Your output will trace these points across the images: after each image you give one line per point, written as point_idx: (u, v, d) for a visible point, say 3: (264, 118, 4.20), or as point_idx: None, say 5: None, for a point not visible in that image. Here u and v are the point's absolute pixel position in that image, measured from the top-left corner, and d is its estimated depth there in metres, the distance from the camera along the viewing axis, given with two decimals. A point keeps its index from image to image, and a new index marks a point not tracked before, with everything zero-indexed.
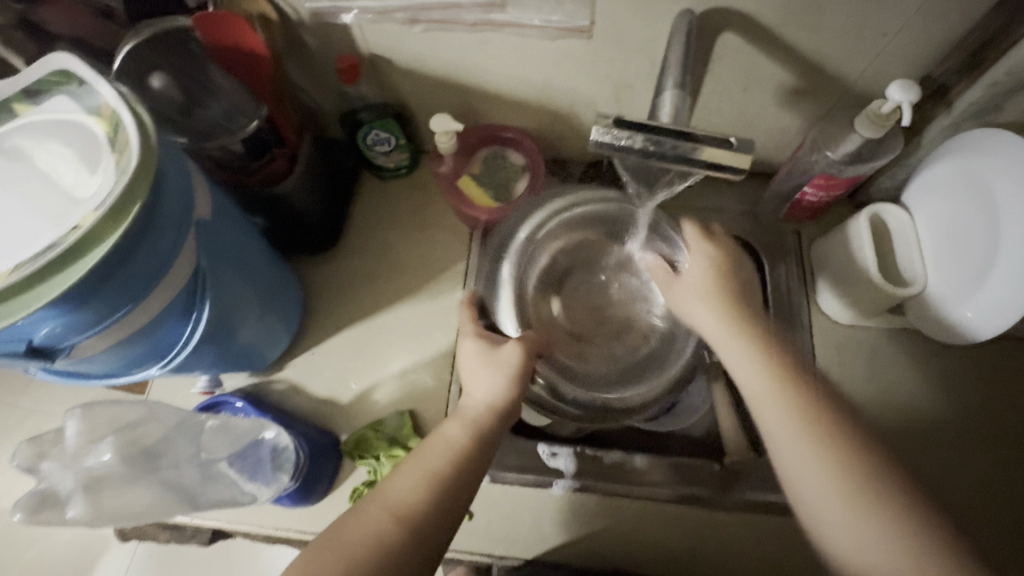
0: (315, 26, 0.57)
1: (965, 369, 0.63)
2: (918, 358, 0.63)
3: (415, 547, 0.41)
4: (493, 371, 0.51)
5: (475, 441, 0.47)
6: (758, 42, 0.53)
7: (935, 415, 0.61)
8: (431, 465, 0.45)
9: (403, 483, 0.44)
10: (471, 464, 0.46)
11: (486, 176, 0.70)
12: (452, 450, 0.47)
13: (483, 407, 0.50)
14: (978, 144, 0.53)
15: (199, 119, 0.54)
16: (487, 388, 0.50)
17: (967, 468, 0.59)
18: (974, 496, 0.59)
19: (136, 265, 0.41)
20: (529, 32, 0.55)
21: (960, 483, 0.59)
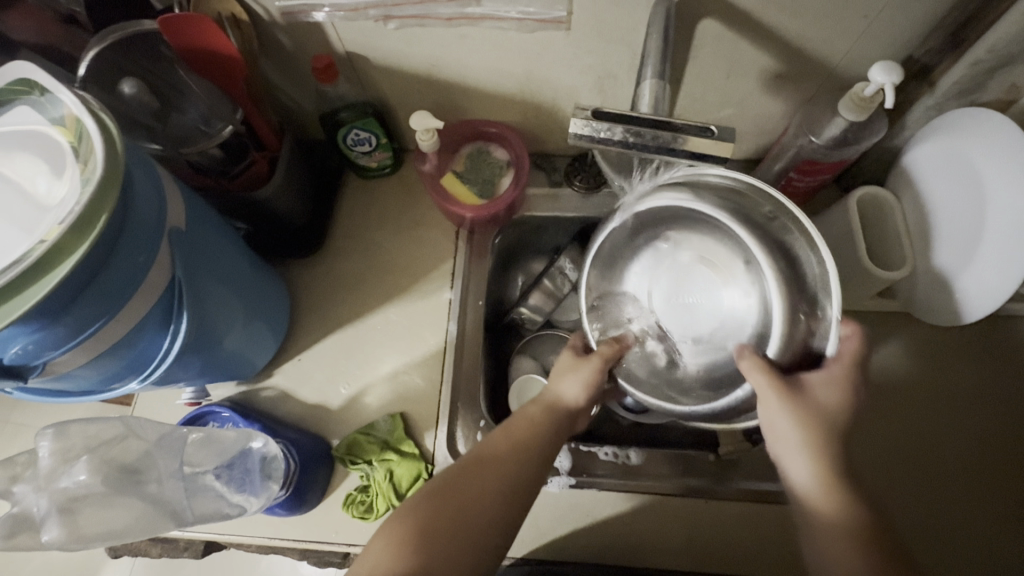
0: (287, 25, 0.55)
1: (957, 344, 0.63)
2: (910, 330, 0.64)
3: (506, 504, 0.44)
4: (575, 375, 0.50)
5: (553, 426, 0.49)
6: (738, 28, 0.53)
7: (928, 391, 0.61)
8: (517, 436, 0.48)
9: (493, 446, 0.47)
10: (548, 440, 0.48)
11: (470, 173, 0.69)
12: (530, 432, 0.48)
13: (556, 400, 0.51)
14: (963, 125, 0.52)
15: (174, 126, 0.54)
16: (574, 384, 0.50)
17: (963, 444, 0.59)
18: (973, 469, 0.58)
19: (106, 278, 0.40)
20: (507, 25, 0.53)
21: (957, 458, 0.58)
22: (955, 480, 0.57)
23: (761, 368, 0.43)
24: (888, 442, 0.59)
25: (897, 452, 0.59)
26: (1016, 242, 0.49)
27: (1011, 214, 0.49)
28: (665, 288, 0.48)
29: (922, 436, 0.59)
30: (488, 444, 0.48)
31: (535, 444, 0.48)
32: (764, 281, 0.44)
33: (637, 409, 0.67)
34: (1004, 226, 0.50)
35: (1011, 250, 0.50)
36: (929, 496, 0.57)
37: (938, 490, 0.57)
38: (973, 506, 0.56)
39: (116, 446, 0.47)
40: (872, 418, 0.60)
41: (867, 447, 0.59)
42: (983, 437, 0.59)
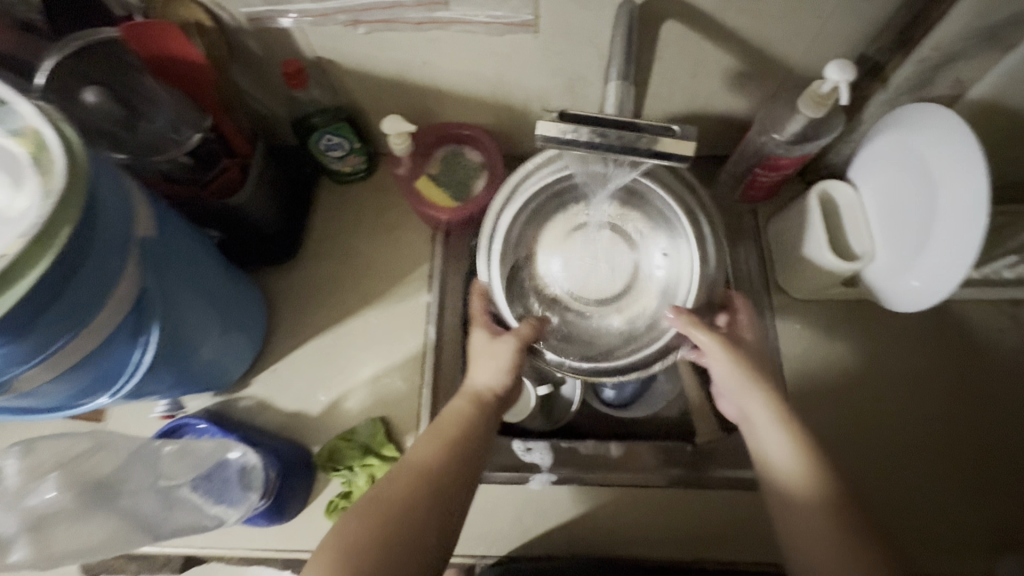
0: (254, 32, 0.55)
1: (918, 332, 0.66)
2: (883, 323, 0.66)
3: (439, 514, 0.44)
4: (494, 361, 0.52)
5: (480, 419, 0.50)
6: (700, 29, 0.54)
7: (888, 375, 0.65)
8: (444, 436, 0.48)
9: (422, 452, 0.47)
10: (478, 431, 0.49)
11: (445, 175, 0.69)
12: (460, 430, 0.49)
13: (486, 389, 0.52)
14: (910, 119, 0.55)
15: (141, 134, 0.53)
16: (496, 373, 0.52)
17: (916, 424, 0.63)
18: (924, 448, 0.62)
19: (74, 294, 0.39)
20: (476, 29, 0.54)
21: (917, 437, 0.62)
22: (921, 467, 0.61)
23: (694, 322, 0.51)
24: (845, 422, 0.63)
25: (869, 443, 0.62)
26: (959, 227, 0.51)
27: (952, 201, 0.52)
28: (588, 250, 0.60)
29: (892, 426, 0.63)
30: (417, 445, 0.48)
31: (466, 441, 0.48)
32: (671, 266, 0.58)
33: (616, 402, 0.70)
34: (948, 216, 0.52)
35: (955, 237, 0.52)
36: (879, 471, 0.61)
37: (887, 466, 0.61)
38: (923, 479, 0.61)
39: (88, 461, 0.46)
40: (832, 398, 0.64)
41: (825, 425, 0.63)
42: (936, 419, 0.63)
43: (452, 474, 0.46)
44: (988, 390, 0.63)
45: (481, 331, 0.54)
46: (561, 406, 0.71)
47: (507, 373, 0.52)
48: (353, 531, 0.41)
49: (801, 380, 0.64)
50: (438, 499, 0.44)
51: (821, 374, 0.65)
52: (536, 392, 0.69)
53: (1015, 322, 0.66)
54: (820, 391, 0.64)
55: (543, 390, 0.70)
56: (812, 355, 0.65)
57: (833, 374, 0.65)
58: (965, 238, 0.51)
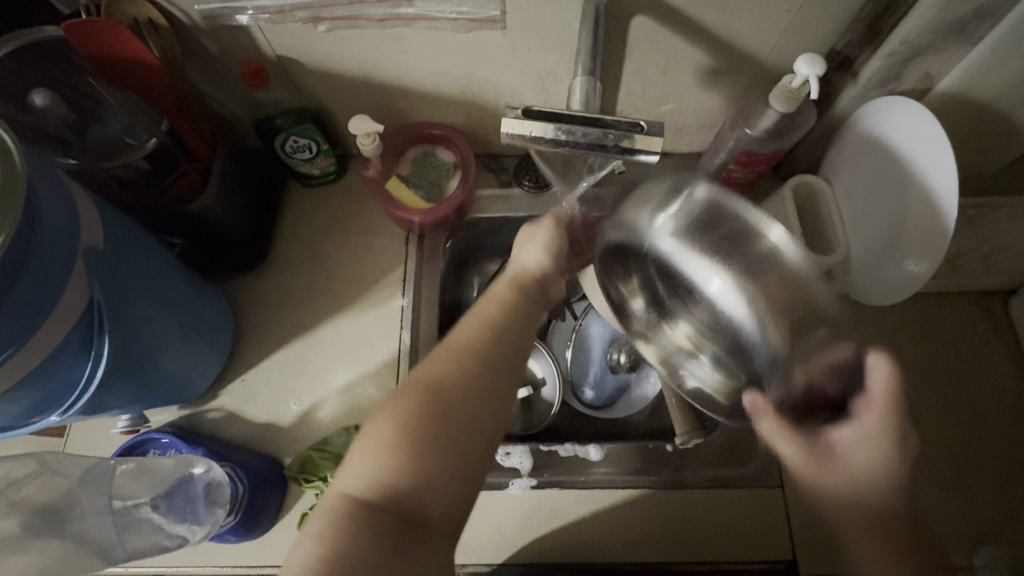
0: (210, 30, 0.53)
1: (896, 327, 0.66)
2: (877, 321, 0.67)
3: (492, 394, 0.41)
4: (537, 245, 0.52)
5: (523, 298, 0.48)
6: (669, 25, 0.53)
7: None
8: (488, 316, 0.46)
9: (468, 331, 0.44)
10: (519, 315, 0.47)
11: (415, 177, 0.67)
12: (503, 310, 0.47)
13: (524, 271, 0.51)
14: (877, 112, 0.55)
15: (93, 139, 0.51)
16: (542, 252, 0.52)
17: (902, 415, 0.63)
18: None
19: (11, 307, 0.37)
20: (441, 25, 0.53)
21: (918, 439, 0.62)
22: (926, 471, 0.60)
23: (778, 428, 0.42)
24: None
25: None
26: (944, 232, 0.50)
27: (929, 191, 0.52)
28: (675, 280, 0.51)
29: None
30: (461, 323, 0.46)
31: (514, 311, 0.47)
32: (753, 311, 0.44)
33: (597, 403, 0.71)
34: (924, 210, 0.52)
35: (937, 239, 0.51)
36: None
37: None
38: (927, 482, 0.60)
39: (30, 484, 0.44)
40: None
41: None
42: (921, 411, 0.63)
43: (505, 339, 0.44)
44: (968, 384, 0.64)
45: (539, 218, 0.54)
46: (542, 408, 0.70)
47: (551, 250, 0.52)
48: (413, 399, 0.39)
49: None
50: (493, 361, 0.43)
51: None
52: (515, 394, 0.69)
53: (988, 315, 0.66)
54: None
55: (524, 393, 0.69)
56: None
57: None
58: (941, 229, 0.51)
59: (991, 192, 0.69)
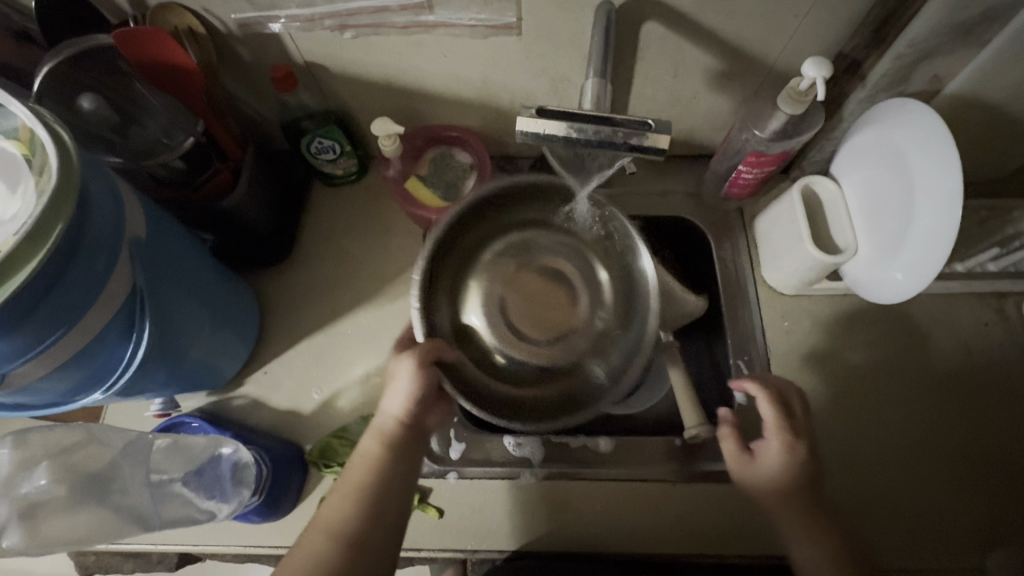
0: (245, 38, 0.57)
1: (903, 335, 0.66)
2: (888, 327, 0.67)
3: (360, 557, 0.48)
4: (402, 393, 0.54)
5: (396, 453, 0.53)
6: (679, 29, 0.55)
7: (877, 376, 0.65)
8: (353, 479, 0.51)
9: (334, 503, 0.50)
10: (387, 466, 0.52)
11: (434, 177, 0.70)
12: (367, 470, 0.51)
13: (390, 419, 0.54)
14: (885, 114, 0.56)
15: (134, 140, 0.55)
16: (401, 401, 0.54)
17: (910, 422, 0.63)
18: (920, 448, 0.62)
19: (64, 290, 0.40)
20: (459, 31, 0.56)
21: (928, 446, 0.62)
22: (933, 478, 0.60)
23: (730, 439, 0.55)
24: (832, 425, 0.63)
25: (880, 453, 0.62)
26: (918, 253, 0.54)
27: (933, 198, 0.52)
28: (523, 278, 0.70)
29: (904, 435, 0.62)
30: (330, 497, 0.51)
31: (387, 468, 0.52)
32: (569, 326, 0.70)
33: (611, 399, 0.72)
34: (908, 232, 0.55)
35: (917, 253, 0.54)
36: (870, 474, 0.61)
37: (877, 467, 0.61)
38: (937, 489, 0.60)
39: (79, 453, 0.47)
40: (822, 408, 0.64)
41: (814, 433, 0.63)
42: (928, 418, 0.63)
43: (369, 505, 0.50)
44: (976, 391, 0.64)
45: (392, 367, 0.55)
46: None
47: (414, 394, 0.54)
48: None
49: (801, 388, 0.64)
50: (360, 528, 0.49)
51: (818, 371, 0.65)
52: None
53: (1003, 317, 0.66)
54: (810, 392, 0.64)
55: None
56: (807, 357, 0.66)
57: (824, 381, 0.65)
58: (942, 232, 0.51)
59: (1003, 194, 0.69)
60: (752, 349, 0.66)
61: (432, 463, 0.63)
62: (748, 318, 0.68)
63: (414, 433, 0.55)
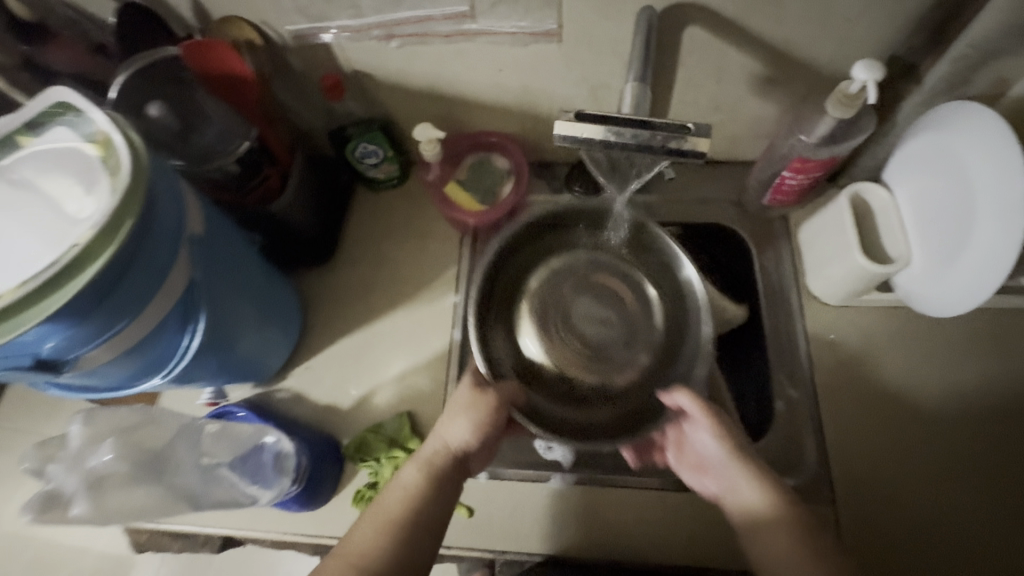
0: (299, 48, 0.60)
1: (969, 366, 0.61)
2: (934, 333, 0.63)
3: None
4: (466, 420, 0.54)
5: (427, 498, 0.51)
6: (723, 34, 0.55)
7: (917, 381, 0.62)
8: (386, 511, 0.50)
9: (361, 532, 0.49)
10: (423, 505, 0.51)
11: (472, 181, 0.71)
12: (403, 504, 0.50)
13: (442, 448, 0.54)
14: (941, 119, 0.54)
15: (194, 145, 0.58)
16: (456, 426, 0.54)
17: (948, 433, 0.59)
18: (957, 461, 0.58)
19: (133, 281, 0.44)
20: (502, 39, 0.57)
21: (964, 459, 0.58)
22: (965, 493, 0.57)
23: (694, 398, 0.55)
24: (873, 443, 0.60)
25: (910, 458, 0.59)
26: (988, 254, 0.50)
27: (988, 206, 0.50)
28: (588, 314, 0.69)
29: (938, 445, 0.59)
30: (362, 523, 0.50)
31: (414, 514, 0.50)
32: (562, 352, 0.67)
33: None
34: (983, 246, 0.51)
35: (995, 246, 0.50)
36: (897, 480, 0.58)
37: (919, 491, 0.58)
38: (970, 506, 0.57)
39: (140, 432, 0.51)
40: (866, 428, 0.60)
41: (856, 457, 0.60)
42: (969, 432, 0.59)
43: (400, 536, 0.48)
44: None
45: (468, 380, 0.57)
46: None
47: (476, 430, 0.54)
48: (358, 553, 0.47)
49: (845, 408, 0.61)
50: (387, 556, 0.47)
51: (850, 370, 0.63)
52: None
53: None
54: (842, 399, 0.61)
55: None
56: (846, 361, 0.63)
57: (866, 396, 0.62)
58: (997, 256, 0.49)
59: None
60: (793, 362, 0.64)
61: None
62: (790, 332, 0.65)
63: (452, 483, 0.53)
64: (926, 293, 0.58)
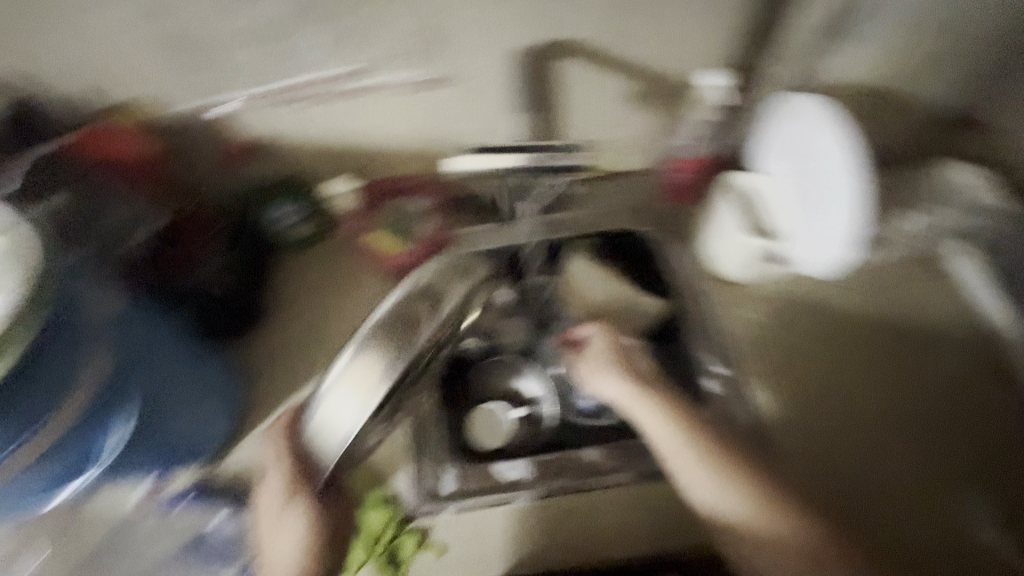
0: (206, 124, 0.64)
1: (866, 336, 0.70)
2: (823, 298, 0.72)
3: None
4: (292, 535, 0.49)
5: None
6: (585, 66, 0.64)
7: (812, 338, 0.69)
8: None
9: None
10: None
11: (393, 226, 0.71)
12: None
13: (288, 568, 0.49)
14: (774, 111, 0.66)
15: (104, 227, 0.59)
16: (294, 545, 0.49)
17: (852, 387, 0.66)
18: (865, 412, 0.65)
19: (41, 372, 0.42)
20: (395, 91, 0.64)
21: (868, 416, 0.64)
22: (876, 444, 0.63)
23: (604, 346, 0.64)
24: (793, 409, 0.65)
25: (825, 419, 0.64)
26: (834, 199, 0.59)
27: (835, 191, 0.59)
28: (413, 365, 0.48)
29: (846, 403, 0.65)
30: None
31: None
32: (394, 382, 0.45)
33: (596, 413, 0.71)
34: (832, 191, 0.60)
35: (840, 185, 0.58)
36: (818, 438, 0.63)
37: (838, 451, 0.62)
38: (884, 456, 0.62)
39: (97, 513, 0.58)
40: (785, 396, 0.66)
41: (792, 422, 0.64)
42: (868, 387, 0.66)
43: None
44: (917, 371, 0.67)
45: (303, 502, 0.47)
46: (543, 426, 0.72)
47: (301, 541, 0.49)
48: None
49: (786, 397, 0.66)
50: None
51: (761, 338, 0.69)
52: (513, 414, 0.72)
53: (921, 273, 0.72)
54: (759, 372, 0.67)
55: (521, 411, 0.72)
56: (759, 337, 0.69)
57: (778, 364, 0.68)
58: (844, 196, 0.58)
59: (905, 169, 0.77)
60: (721, 346, 0.69)
61: (428, 501, 0.63)
62: (712, 318, 0.71)
63: None
64: (794, 264, 0.67)
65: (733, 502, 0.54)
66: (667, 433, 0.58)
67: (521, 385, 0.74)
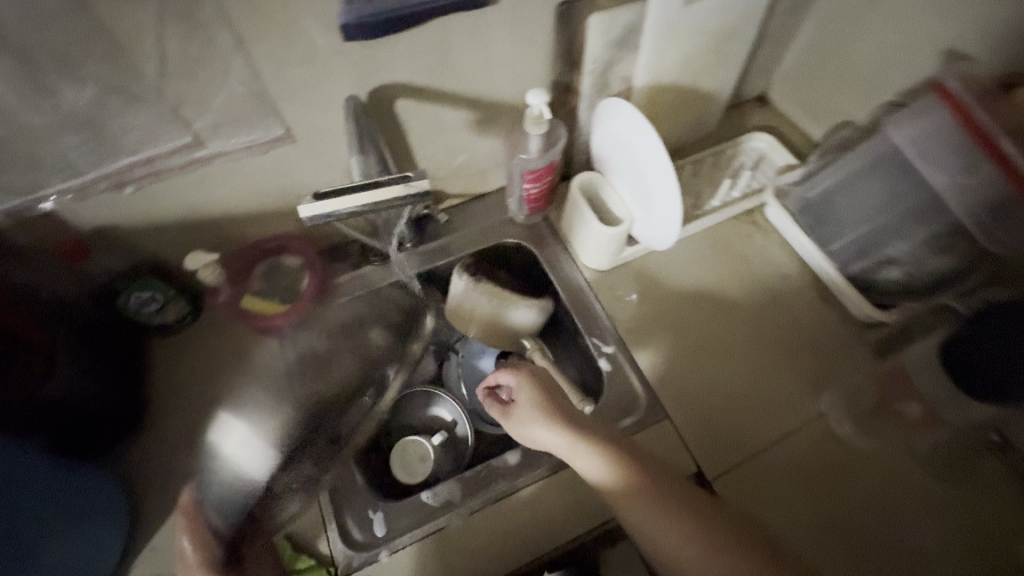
0: (25, 225, 0.59)
1: (723, 290, 0.80)
2: (680, 263, 0.81)
3: None
4: None
5: None
6: (425, 100, 0.67)
7: (679, 303, 0.79)
8: None
9: None
10: None
11: (267, 289, 0.72)
12: None
13: None
14: (600, 114, 0.73)
15: None
16: None
17: (720, 342, 0.76)
18: (736, 365, 0.74)
19: None
20: (237, 155, 0.62)
21: (742, 376, 0.74)
22: (751, 403, 0.72)
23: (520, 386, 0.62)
24: (679, 380, 0.73)
25: (707, 387, 0.73)
26: (663, 192, 0.67)
27: (663, 187, 0.67)
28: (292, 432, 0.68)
29: (722, 366, 0.74)
30: None
31: None
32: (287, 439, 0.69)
33: None
34: (659, 184, 0.67)
35: (664, 180, 0.67)
36: (701, 402, 0.72)
37: (722, 413, 0.72)
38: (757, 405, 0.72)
39: None
40: (672, 370, 0.74)
41: (683, 394, 0.73)
42: (738, 342, 0.76)
43: None
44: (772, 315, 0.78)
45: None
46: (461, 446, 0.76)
47: None
48: None
49: (669, 367, 0.74)
50: None
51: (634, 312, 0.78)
52: (431, 442, 0.76)
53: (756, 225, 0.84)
54: (643, 350, 0.75)
55: (439, 437, 0.76)
56: (633, 312, 0.78)
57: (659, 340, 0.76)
58: (669, 189, 0.67)
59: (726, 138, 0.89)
60: (601, 328, 0.76)
61: (358, 552, 0.62)
62: (589, 305, 0.78)
63: None
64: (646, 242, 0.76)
65: (641, 515, 0.54)
66: (583, 457, 0.57)
67: (435, 412, 0.78)
